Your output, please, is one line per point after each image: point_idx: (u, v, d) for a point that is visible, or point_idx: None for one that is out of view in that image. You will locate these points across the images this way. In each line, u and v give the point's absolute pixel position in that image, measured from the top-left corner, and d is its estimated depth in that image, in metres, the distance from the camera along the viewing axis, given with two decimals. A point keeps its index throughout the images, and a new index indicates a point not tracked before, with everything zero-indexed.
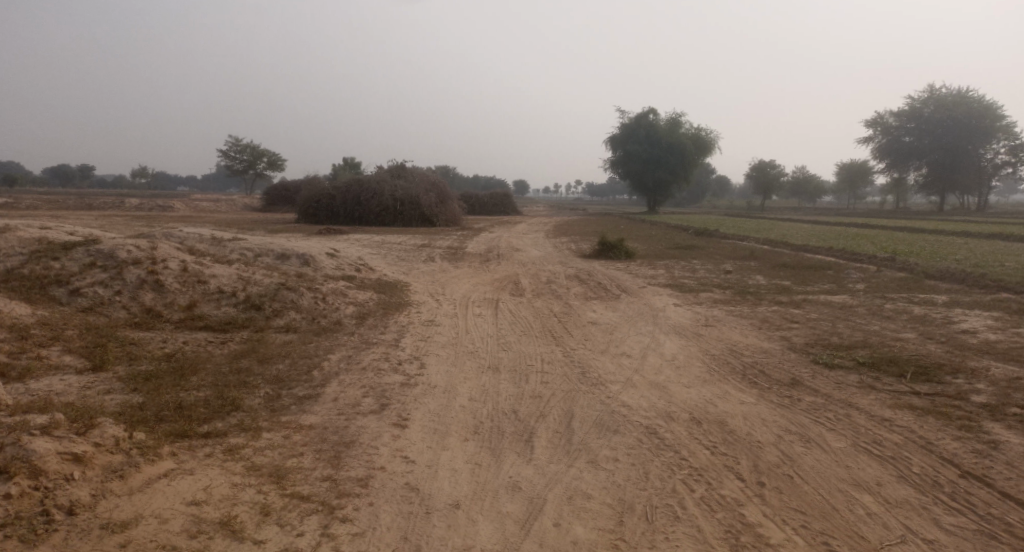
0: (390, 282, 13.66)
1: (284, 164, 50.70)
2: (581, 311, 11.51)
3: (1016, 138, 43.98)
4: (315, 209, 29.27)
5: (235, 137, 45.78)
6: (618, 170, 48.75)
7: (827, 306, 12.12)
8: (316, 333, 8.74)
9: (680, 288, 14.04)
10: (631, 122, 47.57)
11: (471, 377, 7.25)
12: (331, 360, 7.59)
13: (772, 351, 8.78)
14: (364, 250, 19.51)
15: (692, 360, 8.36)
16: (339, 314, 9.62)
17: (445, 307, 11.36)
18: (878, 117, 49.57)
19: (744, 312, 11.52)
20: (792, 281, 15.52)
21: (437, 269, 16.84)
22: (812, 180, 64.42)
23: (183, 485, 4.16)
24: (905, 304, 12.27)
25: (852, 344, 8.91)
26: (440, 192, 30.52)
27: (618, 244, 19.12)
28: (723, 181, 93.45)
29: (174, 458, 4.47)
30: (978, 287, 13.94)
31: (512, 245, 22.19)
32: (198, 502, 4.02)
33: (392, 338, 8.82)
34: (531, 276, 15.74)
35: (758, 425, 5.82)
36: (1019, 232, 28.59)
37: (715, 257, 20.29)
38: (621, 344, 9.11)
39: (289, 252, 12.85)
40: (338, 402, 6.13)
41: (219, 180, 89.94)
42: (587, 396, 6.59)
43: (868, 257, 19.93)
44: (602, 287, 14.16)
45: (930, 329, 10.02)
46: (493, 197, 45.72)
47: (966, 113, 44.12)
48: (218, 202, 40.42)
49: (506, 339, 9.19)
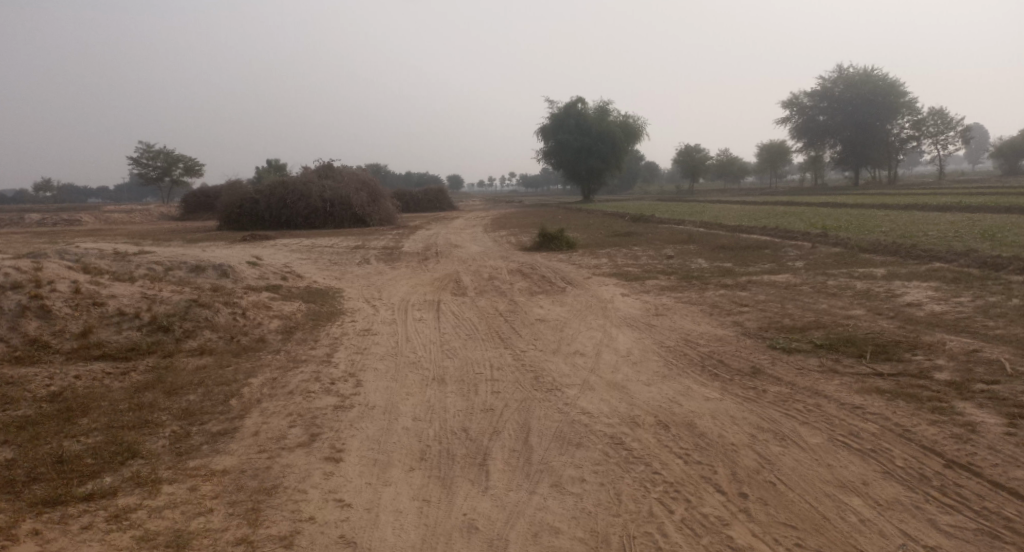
0: (321, 289, 12.76)
1: (202, 169, 48.24)
2: (526, 308, 10.95)
3: (918, 114, 46.15)
4: (238, 214, 27.71)
5: (145, 143, 43.24)
6: (550, 160, 48.50)
7: (773, 286, 11.94)
8: (235, 354, 7.89)
9: (626, 278, 13.71)
10: (560, 111, 47.36)
11: (412, 394, 6.58)
12: (251, 384, 6.80)
13: (726, 338, 8.46)
14: (291, 256, 18.41)
15: (647, 354, 7.95)
16: (262, 330, 8.76)
17: (382, 314, 10.58)
18: (792, 97, 51.20)
19: (693, 298, 11.23)
20: (733, 263, 15.40)
21: (372, 271, 16.02)
22: (736, 162, 65.95)
23: None
24: (847, 279, 12.21)
25: (807, 325, 8.64)
26: (371, 190, 29.45)
27: (558, 235, 18.70)
28: (651, 168, 94.67)
29: (37, 539, 3.82)
30: (911, 257, 14.07)
31: (450, 242, 21.42)
32: None
33: (323, 353, 8.05)
34: (472, 273, 15.11)
35: (728, 425, 5.39)
36: (934, 203, 29.65)
37: (655, 242, 20.10)
38: (572, 341, 8.62)
39: (204, 263, 11.81)
40: (259, 437, 5.40)
41: (135, 189, 85.29)
42: (542, 406, 6.03)
43: (801, 235, 20.12)
44: (546, 280, 13.65)
45: (877, 303, 9.89)
46: (426, 194, 44.77)
47: (873, 91, 45.91)
48: (132, 212, 38.01)
49: (450, 344, 8.54)
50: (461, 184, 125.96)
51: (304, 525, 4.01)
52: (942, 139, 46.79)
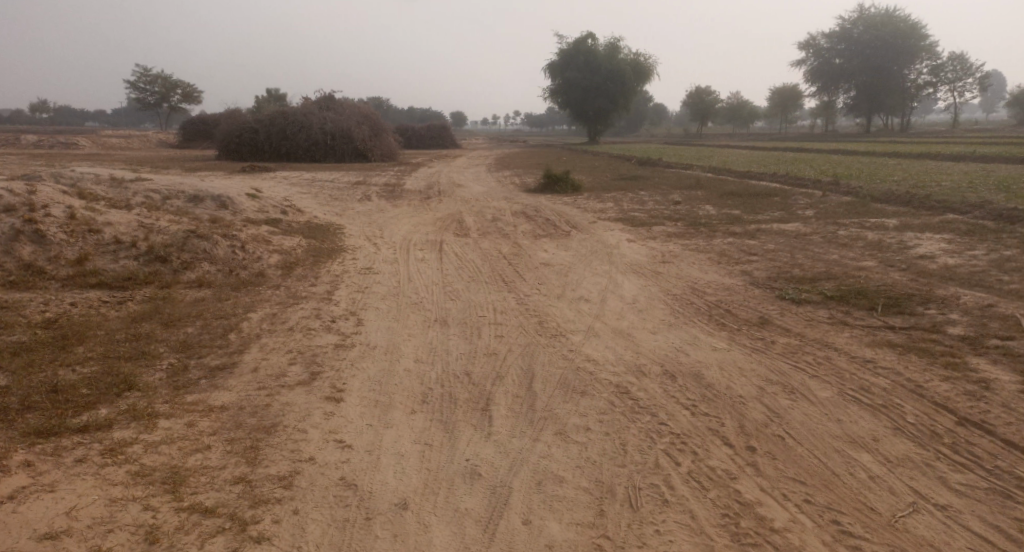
0: (322, 225, 12.55)
1: (201, 96, 47.22)
2: (531, 251, 10.76)
3: (936, 59, 44.65)
4: (237, 144, 27.21)
5: (142, 67, 42.11)
6: (556, 98, 47.35)
7: (782, 235, 11.71)
8: (234, 288, 7.74)
9: (632, 222, 13.46)
10: (569, 47, 45.95)
11: (414, 336, 6.46)
12: (251, 319, 6.67)
13: (734, 287, 8.31)
14: (291, 189, 18.10)
15: (653, 302, 7.81)
16: (261, 264, 8.60)
17: (384, 253, 10.40)
18: (809, 40, 49.90)
19: (700, 245, 11.02)
20: (741, 210, 15.11)
21: (374, 207, 15.76)
22: (746, 106, 64.39)
23: (41, 510, 3.48)
24: (857, 229, 11.96)
25: (817, 276, 8.46)
26: (373, 124, 28.82)
27: (564, 177, 18.34)
28: (659, 110, 92.60)
29: (30, 471, 3.75)
30: (924, 209, 13.75)
31: (453, 181, 21.04)
32: (57, 534, 3.35)
33: (323, 291, 7.91)
34: (475, 213, 14.85)
35: (736, 376, 5.29)
36: (947, 152, 28.98)
37: (662, 187, 19.73)
38: (577, 287, 8.48)
39: (203, 194, 11.55)
40: (258, 374, 5.30)
41: (133, 115, 83.77)
42: (546, 353, 5.92)
43: (811, 182, 19.71)
44: (550, 223, 13.41)
45: (889, 255, 9.68)
46: (430, 129, 43.92)
47: (892, 33, 44.29)
48: (129, 138, 37.34)
49: (453, 286, 8.40)
50: (465, 120, 123.71)
51: (303, 466, 3.94)
52: (958, 87, 45.40)
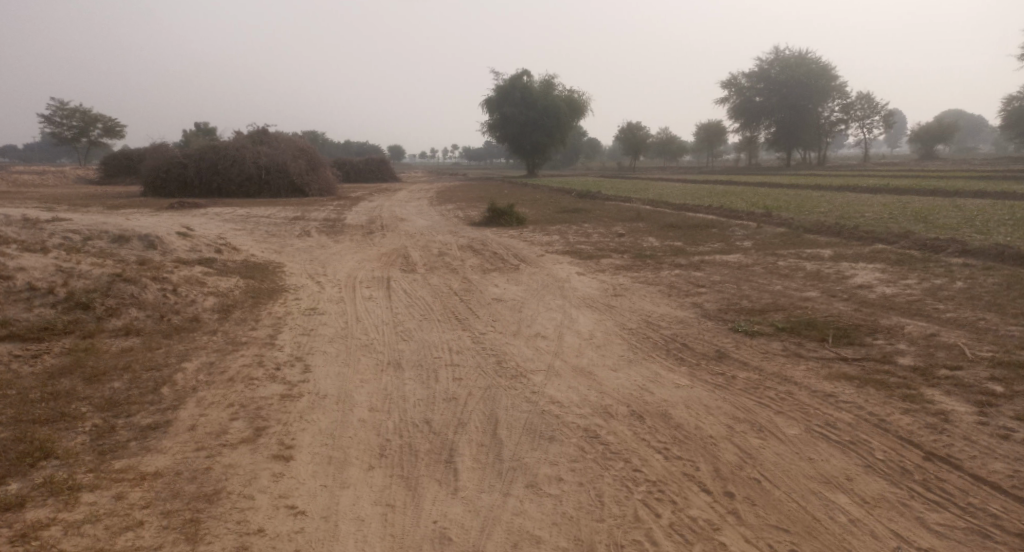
0: (259, 263, 12.00)
1: (124, 130, 45.37)
2: (481, 287, 10.54)
3: (847, 97, 47.30)
4: (164, 179, 26.10)
5: (59, 100, 40.21)
6: (494, 133, 47.75)
7: (726, 266, 11.90)
8: (166, 335, 7.21)
9: (579, 256, 13.47)
10: (505, 83, 46.58)
11: (367, 382, 6.11)
12: (186, 369, 6.19)
13: (688, 321, 8.31)
14: (225, 226, 17.38)
15: (610, 337, 7.71)
16: (196, 308, 8.06)
17: (328, 292, 9.97)
18: (732, 78, 52.28)
19: (649, 278, 11.07)
20: (683, 242, 15.36)
21: (314, 244, 15.27)
22: (676, 140, 66.60)
23: None
24: (796, 260, 12.29)
25: (767, 307, 8.56)
26: (310, 158, 28.22)
27: (507, 211, 18.29)
28: (592, 144, 94.71)
29: None
30: (855, 239, 14.30)
31: (395, 215, 20.69)
32: None
33: (265, 335, 7.45)
34: (420, 248, 14.56)
35: (703, 414, 5.18)
36: (864, 184, 30.56)
37: (603, 220, 19.94)
38: (532, 323, 8.30)
39: (129, 233, 10.88)
40: (196, 432, 4.86)
41: (49, 149, 79.75)
42: (508, 396, 5.69)
43: (745, 214, 20.32)
44: (498, 258, 13.25)
45: (830, 285, 9.93)
46: (367, 163, 43.45)
47: (807, 74, 46.90)
48: (45, 174, 35.37)
49: (404, 326, 8.07)
50: (401, 155, 123.35)
51: (251, 541, 3.64)
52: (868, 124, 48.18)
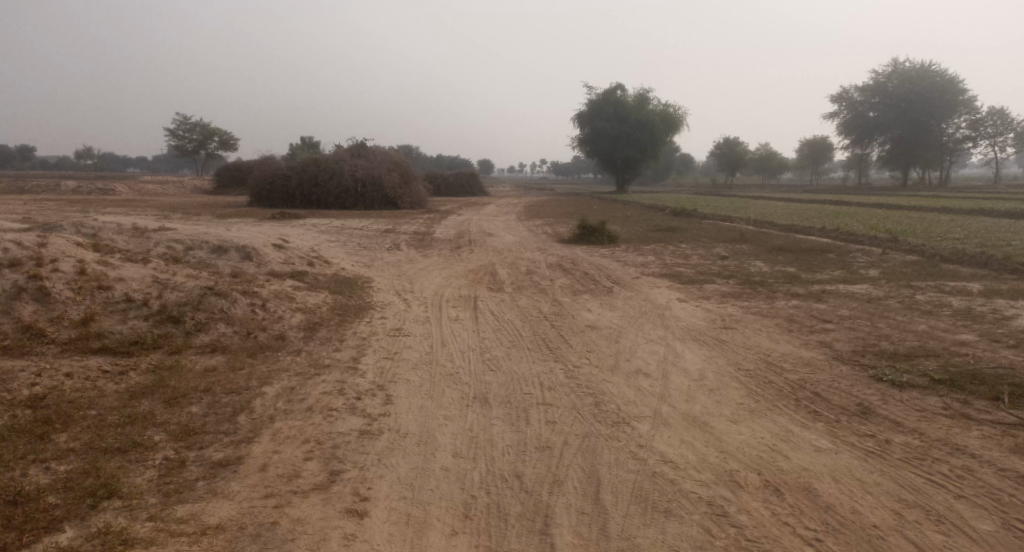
0: (349, 278, 11.76)
1: (236, 143, 47.85)
2: (574, 311, 9.77)
3: (976, 113, 43.50)
4: (268, 190, 27.02)
5: (180, 115, 42.88)
6: (586, 147, 46.97)
7: (852, 299, 10.59)
8: (251, 354, 6.86)
9: (681, 279, 12.46)
10: (599, 98, 45.69)
11: (451, 420, 5.46)
12: (265, 395, 5.74)
13: (816, 364, 7.22)
14: (319, 238, 17.49)
15: (725, 379, 6.75)
16: (282, 325, 7.74)
17: (415, 311, 9.50)
18: (843, 93, 49.11)
19: (763, 309, 9.95)
20: (796, 268, 14.02)
21: (404, 258, 15.02)
22: (776, 156, 63.37)
23: None
24: (937, 294, 10.79)
25: (913, 353, 7.34)
26: (404, 172, 28.45)
27: (600, 228, 17.45)
28: (686, 159, 92.05)
29: None
30: (1005, 272, 12.52)
31: (484, 230, 20.30)
32: None
33: (349, 357, 7.00)
34: (509, 265, 13.98)
35: (858, 492, 4.18)
36: (999, 208, 27.48)
37: (703, 240, 18.71)
38: (633, 357, 7.46)
39: (227, 245, 10.86)
40: (266, 474, 4.35)
41: (172, 161, 85.83)
42: (611, 449, 4.89)
43: (864, 238, 18.55)
44: (590, 278, 12.46)
45: (987, 327, 8.51)
46: (459, 177, 43.71)
47: (929, 88, 43.34)
48: (165, 183, 37.66)
49: (492, 353, 7.43)
50: (492, 169, 124.66)
51: None
52: (1000, 141, 44.11)
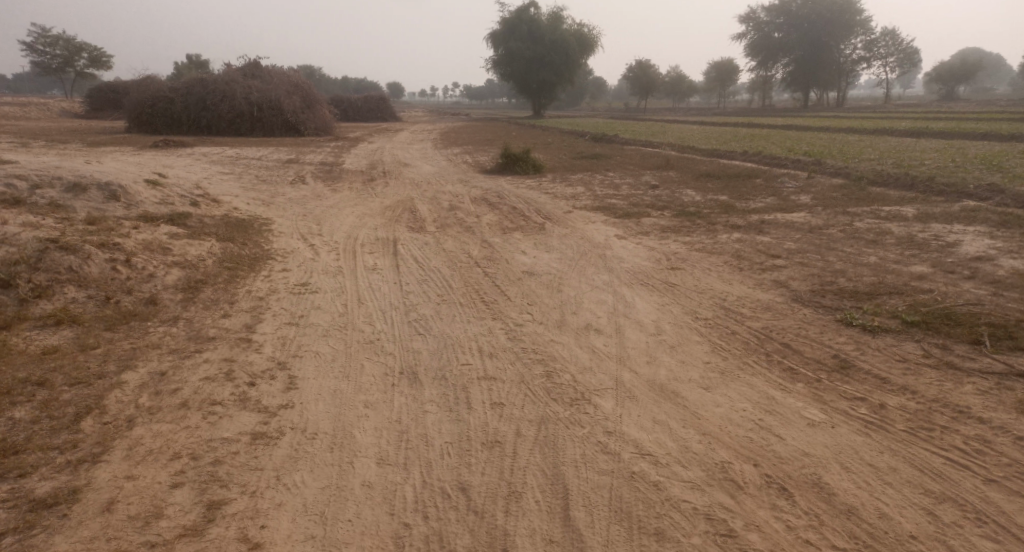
0: (243, 220, 10.17)
1: (110, 61, 42.68)
2: (506, 253, 8.72)
3: (872, 34, 44.42)
4: (149, 114, 23.90)
5: (39, 27, 37.53)
6: (499, 69, 44.91)
7: (794, 229, 10.05)
8: (109, 326, 5.45)
9: (615, 212, 11.62)
10: (511, 16, 43.41)
11: (372, 409, 4.37)
12: (124, 385, 4.44)
13: (779, 308, 6.56)
14: (209, 170, 15.43)
15: (686, 333, 5.94)
16: (153, 287, 6.28)
17: (323, 259, 8.18)
18: (751, 13, 48.93)
19: (707, 243, 9.26)
20: (729, 196, 13.44)
21: (310, 193, 13.43)
22: (686, 79, 63.09)
23: None
24: (875, 221, 10.41)
25: (875, 290, 6.79)
26: (305, 95, 25.98)
27: (523, 156, 16.28)
28: (598, 81, 90.69)
29: None
30: (932, 194, 12.36)
31: (398, 160, 18.68)
32: None
33: (240, 326, 5.70)
34: (428, 199, 12.70)
35: (874, 486, 3.49)
36: (901, 127, 28.16)
37: (628, 168, 17.90)
38: (580, 309, 6.54)
39: (86, 183, 9.03)
40: (113, 518, 3.24)
41: (40, 83, 76.63)
42: (573, 440, 3.99)
43: (787, 161, 18.24)
44: (518, 214, 11.39)
45: (936, 256, 8.12)
46: (367, 101, 40.93)
47: (830, 9, 43.62)
48: (26, 106, 33.02)
49: (417, 312, 6.32)
50: (401, 93, 119.09)
51: None
52: (890, 63, 45.50)
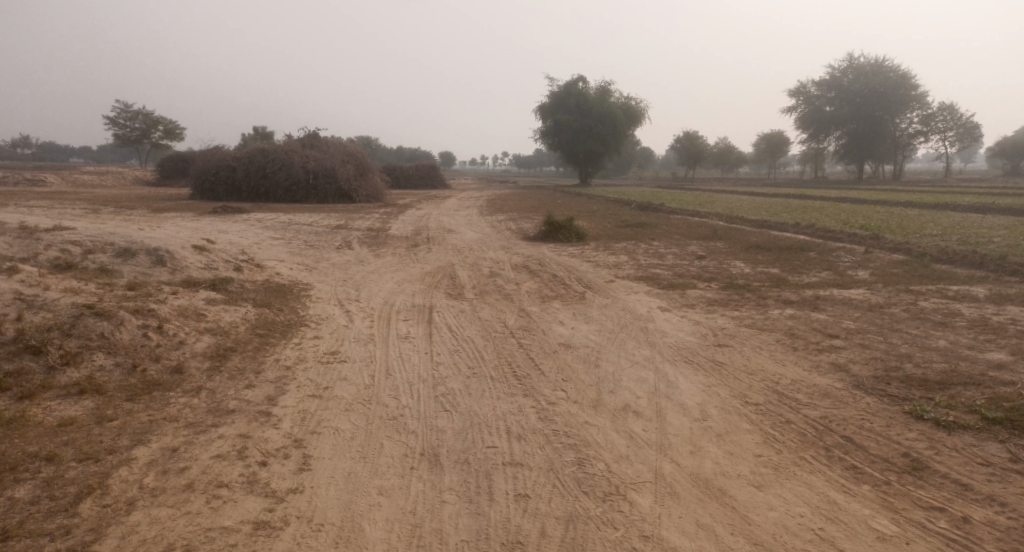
0: (284, 285, 10.17)
1: (182, 132, 45.22)
2: (543, 324, 8.39)
3: (928, 108, 43.30)
4: (211, 181, 24.91)
5: (120, 102, 40.16)
6: (547, 140, 45.70)
7: (851, 307, 9.47)
8: (131, 395, 5.30)
9: (660, 283, 11.23)
10: (560, 89, 44.42)
11: (386, 498, 4.02)
12: (131, 461, 4.22)
13: (839, 395, 6.00)
14: (259, 235, 15.75)
15: (735, 420, 5.44)
16: (182, 354, 6.16)
17: (357, 327, 8.01)
18: (801, 87, 48.87)
19: (758, 320, 8.76)
20: (780, 269, 12.90)
21: (353, 258, 13.48)
22: (735, 150, 63.02)
23: None
24: (940, 301, 9.75)
25: (947, 379, 6.18)
26: (358, 163, 26.71)
27: (567, 224, 16.11)
28: (646, 151, 91.49)
29: None
30: (1004, 274, 11.58)
31: (443, 226, 18.80)
32: None
33: (261, 397, 5.48)
34: (470, 266, 12.57)
35: None
36: (964, 201, 27.09)
37: (675, 237, 17.54)
38: (619, 388, 6.11)
39: (135, 248, 9.18)
40: None
41: (118, 151, 81.73)
42: None
43: (842, 235, 17.59)
44: (559, 282, 11.11)
45: (1014, 342, 7.45)
46: (418, 169, 41.97)
47: (883, 83, 43.13)
48: (102, 174, 34.98)
49: (446, 386, 6.00)
50: (453, 161, 122.51)
51: None
52: (949, 136, 44.30)
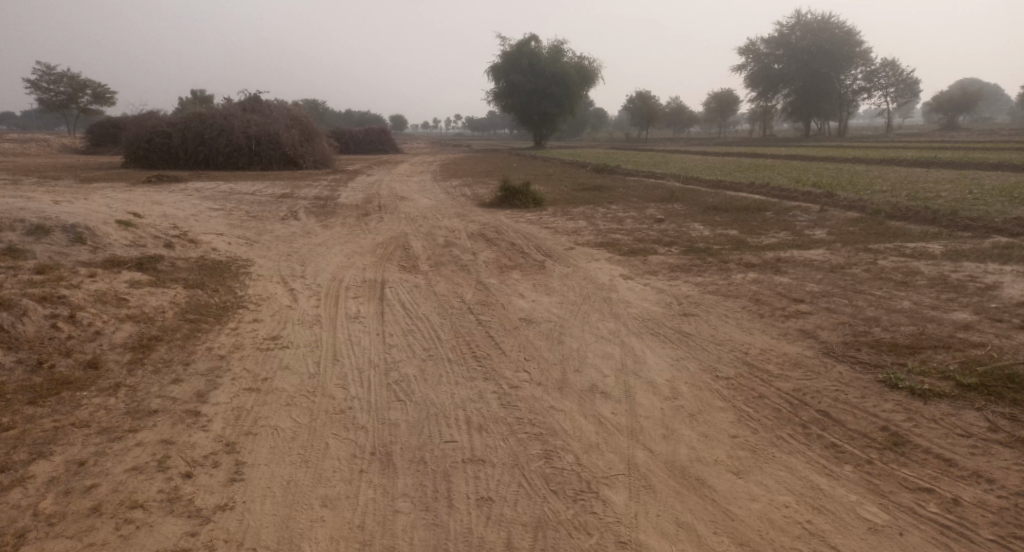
0: (221, 262, 9.46)
1: (113, 98, 42.62)
2: (502, 297, 7.96)
3: (870, 64, 44.04)
4: (145, 149, 23.45)
5: (42, 63, 37.43)
6: (500, 102, 44.71)
7: (813, 268, 9.30)
8: (34, 398, 4.67)
9: (621, 249, 10.89)
10: (512, 48, 43.33)
11: (330, 510, 3.59)
12: (28, 482, 3.67)
13: (812, 364, 5.75)
14: (198, 206, 14.80)
15: (707, 398, 5.12)
16: (97, 346, 5.52)
17: (302, 307, 7.43)
18: (750, 44, 48.70)
19: (722, 285, 8.51)
20: (739, 230, 12.73)
21: (299, 229, 12.75)
22: (687, 110, 63.08)
23: None
24: (900, 259, 9.67)
25: (916, 343, 6.00)
26: (304, 128, 25.52)
27: (523, 189, 15.61)
28: (599, 112, 90.84)
29: None
30: (957, 229, 11.61)
31: (395, 193, 18.08)
32: None
33: (190, 394, 4.91)
34: (423, 235, 12.01)
35: None
36: (907, 157, 27.57)
37: (632, 200, 17.25)
38: (585, 367, 5.73)
39: (49, 225, 8.33)
40: None
41: (45, 118, 77.02)
42: None
43: (797, 193, 17.56)
44: (517, 250, 10.66)
45: (976, 301, 7.36)
46: (368, 134, 40.65)
47: (830, 40, 43.51)
48: (26, 142, 32.69)
49: (399, 372, 5.52)
50: (403, 124, 119.78)
51: None
52: (890, 94, 44.94)
